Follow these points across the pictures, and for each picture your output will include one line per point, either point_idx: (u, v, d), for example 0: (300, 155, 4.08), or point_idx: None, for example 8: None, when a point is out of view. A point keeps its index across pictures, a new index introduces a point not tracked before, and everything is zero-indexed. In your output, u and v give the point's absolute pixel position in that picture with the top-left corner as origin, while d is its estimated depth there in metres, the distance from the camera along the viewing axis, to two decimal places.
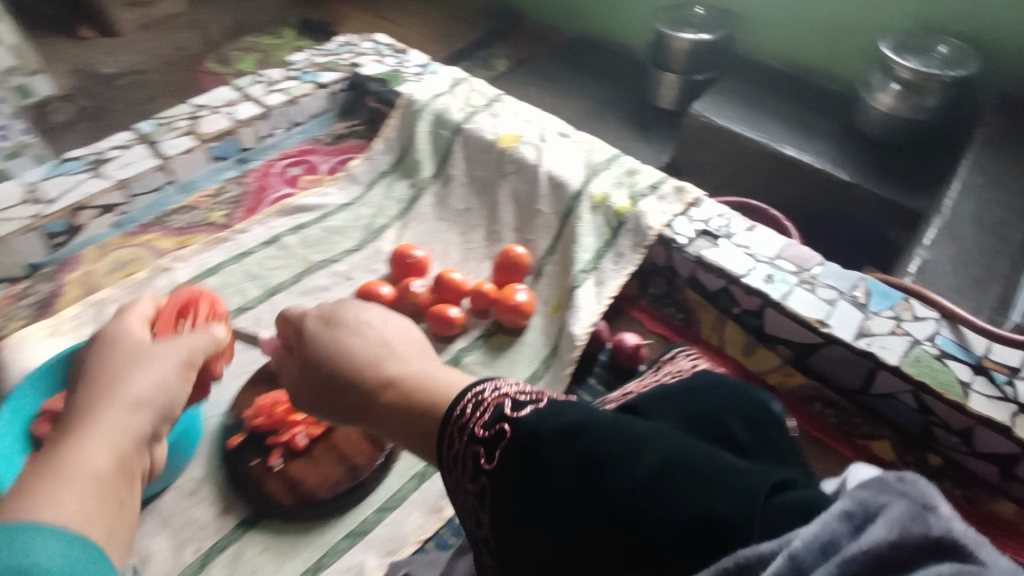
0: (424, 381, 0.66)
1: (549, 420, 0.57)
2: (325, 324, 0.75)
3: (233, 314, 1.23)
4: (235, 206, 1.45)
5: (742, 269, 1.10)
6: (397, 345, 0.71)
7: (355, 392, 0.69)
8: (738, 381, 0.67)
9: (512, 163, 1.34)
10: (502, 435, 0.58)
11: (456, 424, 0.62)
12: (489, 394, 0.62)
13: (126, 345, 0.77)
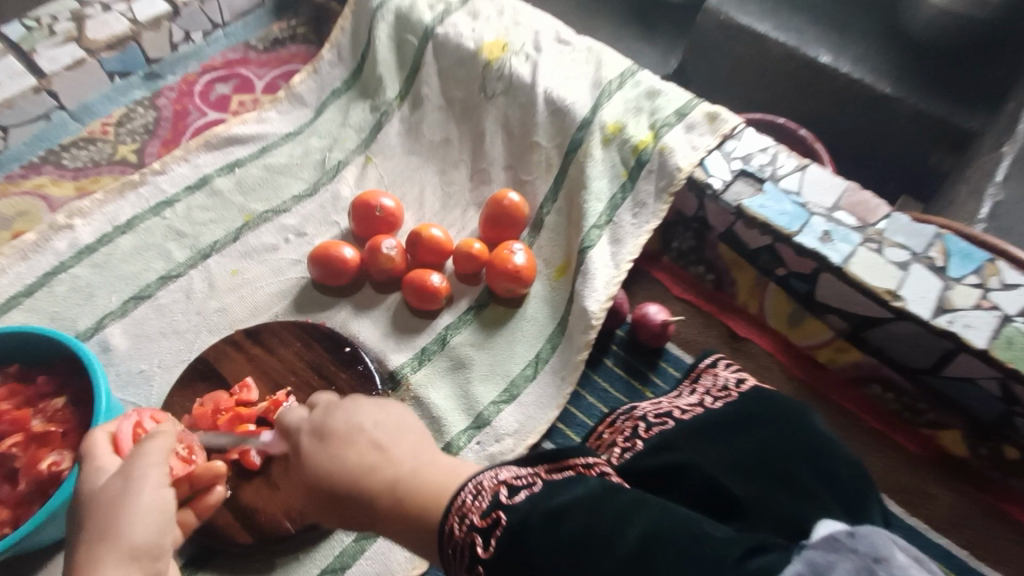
0: (429, 483, 0.57)
1: (541, 505, 0.54)
2: (318, 436, 0.62)
3: (155, 285, 0.96)
4: (148, 136, 1.12)
5: (793, 225, 0.88)
6: (390, 446, 0.59)
7: (355, 505, 0.58)
8: (777, 439, 0.64)
9: (499, 81, 1.07)
10: (496, 524, 0.53)
11: (451, 521, 0.54)
12: (487, 479, 0.57)
13: (97, 489, 0.60)
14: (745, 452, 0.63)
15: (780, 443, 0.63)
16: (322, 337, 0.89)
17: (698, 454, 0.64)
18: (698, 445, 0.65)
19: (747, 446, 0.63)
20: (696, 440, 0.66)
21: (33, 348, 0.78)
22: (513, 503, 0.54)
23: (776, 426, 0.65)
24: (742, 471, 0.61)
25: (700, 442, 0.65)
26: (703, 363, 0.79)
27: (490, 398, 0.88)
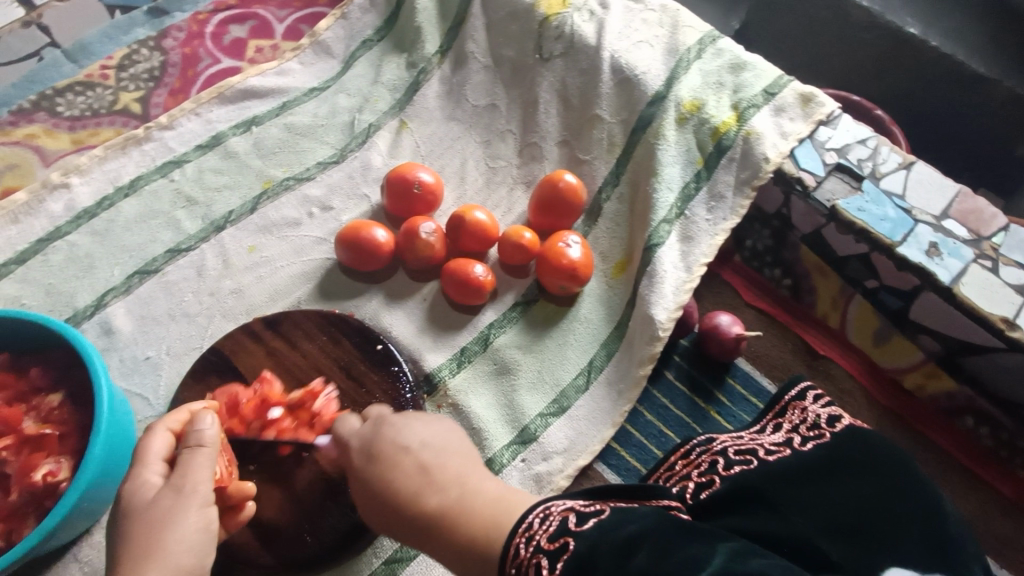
0: (479, 507, 0.49)
1: (612, 534, 0.45)
2: (369, 452, 0.56)
3: (162, 259, 0.85)
4: (154, 83, 0.98)
5: (896, 233, 0.76)
6: (443, 460, 0.53)
7: (408, 526, 0.52)
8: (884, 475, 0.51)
9: (558, 41, 0.93)
10: (565, 547, 0.44)
11: (517, 542, 0.46)
12: (556, 506, 0.48)
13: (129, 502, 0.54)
14: (843, 506, 0.49)
15: (888, 499, 0.49)
16: (352, 332, 0.78)
17: (785, 505, 0.50)
18: (784, 493, 0.50)
19: (844, 498, 0.49)
20: (780, 485, 0.51)
21: (24, 334, 0.68)
22: (580, 529, 0.46)
23: (880, 474, 0.51)
24: (843, 535, 0.48)
25: (786, 489, 0.51)
26: (786, 394, 0.61)
27: (537, 410, 0.78)
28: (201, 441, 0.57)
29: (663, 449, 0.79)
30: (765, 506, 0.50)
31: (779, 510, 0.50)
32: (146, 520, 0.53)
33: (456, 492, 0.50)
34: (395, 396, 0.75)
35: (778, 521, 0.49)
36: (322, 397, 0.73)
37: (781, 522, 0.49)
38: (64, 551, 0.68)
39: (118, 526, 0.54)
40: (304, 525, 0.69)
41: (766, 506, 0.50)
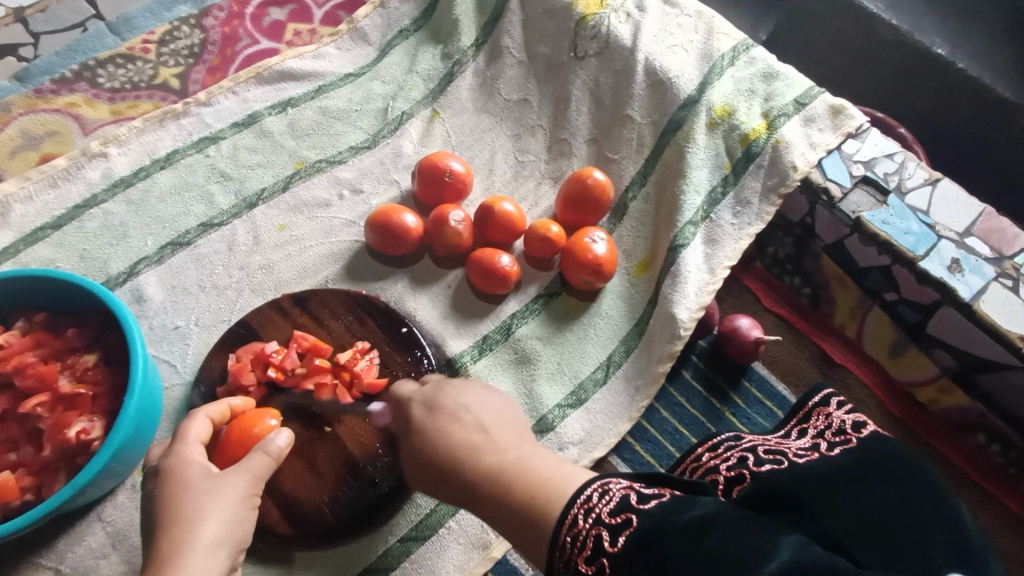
0: (538, 471, 0.52)
1: (675, 517, 0.46)
2: (431, 407, 0.60)
3: (195, 233, 0.87)
4: (193, 60, 1.00)
5: (919, 247, 0.77)
6: (495, 428, 0.57)
7: (456, 486, 0.55)
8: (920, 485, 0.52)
9: (593, 40, 0.95)
10: (627, 523, 0.46)
11: (575, 513, 0.48)
12: (615, 483, 0.50)
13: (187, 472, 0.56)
14: (873, 512, 0.50)
15: (918, 507, 0.50)
16: (377, 313, 0.80)
17: (814, 508, 0.51)
18: (813, 495, 0.51)
19: (875, 504, 0.50)
20: (810, 488, 0.52)
21: (61, 294, 0.69)
22: (643, 509, 0.47)
23: (908, 482, 0.52)
24: (873, 538, 0.48)
25: (816, 491, 0.52)
26: (811, 400, 0.63)
27: (556, 400, 0.79)
28: (271, 451, 0.59)
29: (676, 446, 0.80)
30: (795, 508, 0.52)
31: (808, 513, 0.51)
32: (203, 493, 0.54)
33: (513, 456, 0.53)
34: (417, 378, 0.76)
35: (808, 526, 0.50)
36: (364, 358, 0.76)
37: (811, 525, 0.50)
38: (89, 510, 0.69)
39: (169, 493, 0.54)
40: (323, 496, 0.70)
41: (797, 509, 0.51)
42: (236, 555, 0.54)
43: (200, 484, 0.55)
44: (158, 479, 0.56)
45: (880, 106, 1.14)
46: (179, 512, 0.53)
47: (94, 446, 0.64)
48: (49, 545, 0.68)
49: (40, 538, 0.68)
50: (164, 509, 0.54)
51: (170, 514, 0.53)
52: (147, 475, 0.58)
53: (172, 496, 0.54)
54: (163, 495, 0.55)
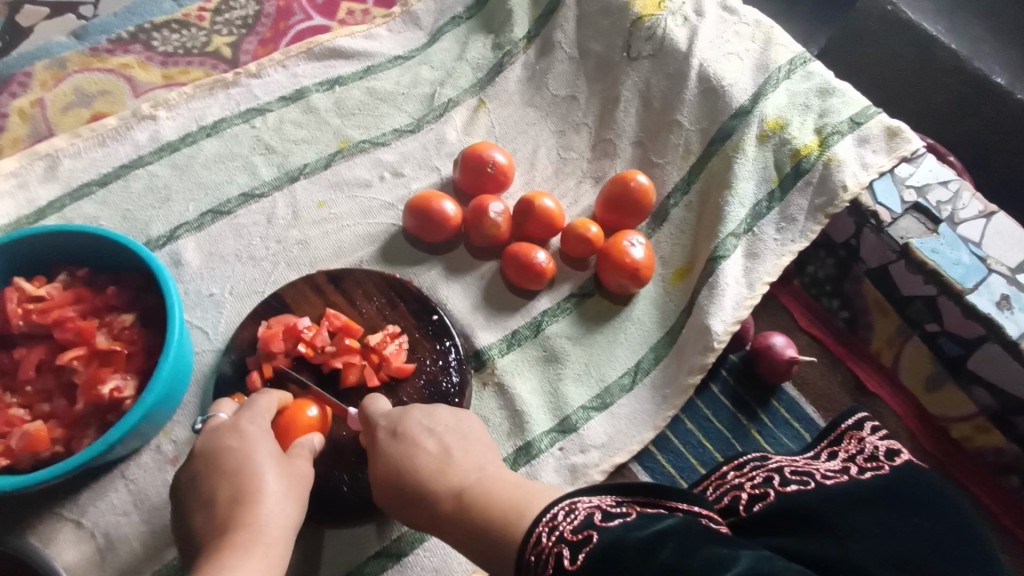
0: (497, 491, 0.53)
1: (634, 532, 0.44)
2: (396, 431, 0.62)
3: (236, 202, 0.87)
4: (246, 31, 1.00)
5: (967, 279, 0.75)
6: (458, 450, 0.59)
7: (425, 510, 0.56)
8: (945, 516, 0.50)
9: (648, 41, 0.93)
10: (588, 539, 0.44)
11: (539, 530, 0.47)
12: (583, 502, 0.48)
13: (236, 446, 0.59)
14: (900, 540, 0.48)
15: (945, 541, 0.48)
16: (409, 298, 0.79)
17: (841, 531, 0.49)
18: (842, 518, 0.50)
19: (904, 534, 0.48)
20: (838, 511, 0.51)
21: (107, 251, 0.70)
22: (607, 525, 0.45)
23: (936, 512, 0.50)
24: (900, 567, 0.46)
25: (844, 514, 0.50)
26: (843, 423, 0.63)
27: (580, 402, 0.79)
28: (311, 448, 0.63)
29: (699, 459, 0.79)
30: (819, 529, 0.50)
31: (833, 535, 0.49)
32: (280, 475, 0.58)
33: (475, 476, 0.55)
34: (445, 365, 0.76)
35: (831, 545, 0.48)
36: (394, 342, 0.76)
37: (835, 547, 0.48)
38: (113, 468, 0.70)
39: (251, 465, 0.58)
40: (343, 475, 0.70)
41: (816, 526, 0.50)
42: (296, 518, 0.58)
43: (277, 468, 0.59)
44: (240, 442, 0.59)
45: (930, 132, 1.11)
46: (259, 489, 0.56)
47: (126, 404, 0.64)
48: (73, 498, 0.69)
49: (64, 491, 0.69)
50: (244, 480, 0.57)
51: (254, 487, 0.56)
52: (222, 430, 0.61)
53: (252, 470, 0.57)
54: (241, 465, 0.58)
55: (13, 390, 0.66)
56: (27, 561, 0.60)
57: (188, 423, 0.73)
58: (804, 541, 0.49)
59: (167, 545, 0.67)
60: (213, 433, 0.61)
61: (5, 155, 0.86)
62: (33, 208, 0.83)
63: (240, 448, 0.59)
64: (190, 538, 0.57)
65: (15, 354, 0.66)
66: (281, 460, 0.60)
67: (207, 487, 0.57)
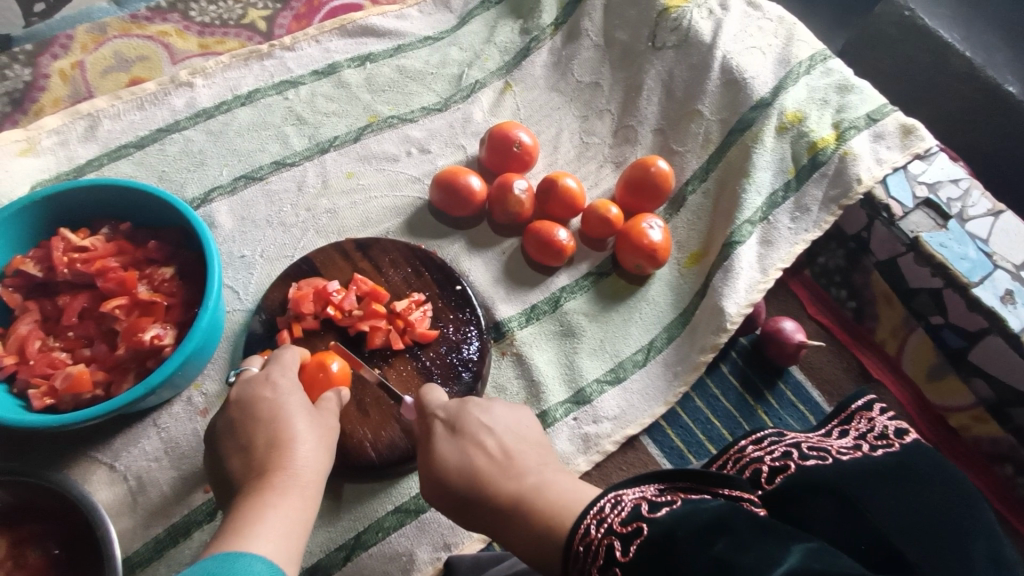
0: (557, 499, 0.53)
1: (685, 522, 0.46)
2: (453, 428, 0.62)
3: (268, 169, 0.90)
4: (281, 5, 1.03)
5: (973, 274, 0.78)
6: (515, 453, 0.59)
7: (481, 512, 0.57)
8: (942, 478, 0.54)
9: (673, 33, 0.96)
10: (638, 531, 0.47)
11: (587, 523, 0.50)
12: (628, 494, 0.50)
13: (265, 397, 0.62)
14: (917, 514, 0.51)
15: (952, 510, 0.52)
16: (434, 268, 0.82)
17: (863, 504, 0.53)
18: (862, 491, 0.53)
19: (915, 506, 0.52)
20: (859, 485, 0.53)
21: (149, 206, 0.73)
22: (653, 517, 0.47)
23: (943, 484, 0.53)
24: (918, 535, 0.50)
25: (864, 489, 0.53)
26: (853, 404, 0.65)
27: (594, 375, 0.82)
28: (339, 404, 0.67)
29: (707, 435, 0.82)
30: (842, 501, 0.53)
31: (857, 508, 0.53)
32: (310, 424, 0.61)
33: (532, 482, 0.56)
34: (467, 335, 0.79)
35: (853, 518, 0.52)
36: (419, 309, 0.78)
37: (858, 518, 0.52)
38: (145, 415, 0.73)
39: (284, 414, 0.61)
40: (366, 432, 0.73)
41: (840, 498, 0.53)
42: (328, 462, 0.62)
43: (309, 418, 0.62)
44: (272, 393, 0.62)
45: (939, 137, 1.13)
46: (294, 435, 0.59)
47: (165, 351, 0.67)
48: (107, 442, 0.72)
49: (99, 434, 0.72)
50: (278, 427, 0.60)
51: (286, 434, 0.59)
52: (254, 382, 0.64)
53: (286, 418, 0.60)
54: (274, 414, 0.61)
55: (55, 334, 0.68)
56: (66, 494, 0.63)
57: (218, 377, 0.76)
58: (832, 517, 0.53)
59: (196, 490, 0.70)
60: (247, 384, 0.63)
61: (46, 114, 0.89)
62: (72, 165, 0.86)
63: (272, 399, 0.62)
64: (227, 481, 0.60)
65: (59, 300, 0.69)
66: (310, 410, 0.63)
67: (243, 433, 0.60)
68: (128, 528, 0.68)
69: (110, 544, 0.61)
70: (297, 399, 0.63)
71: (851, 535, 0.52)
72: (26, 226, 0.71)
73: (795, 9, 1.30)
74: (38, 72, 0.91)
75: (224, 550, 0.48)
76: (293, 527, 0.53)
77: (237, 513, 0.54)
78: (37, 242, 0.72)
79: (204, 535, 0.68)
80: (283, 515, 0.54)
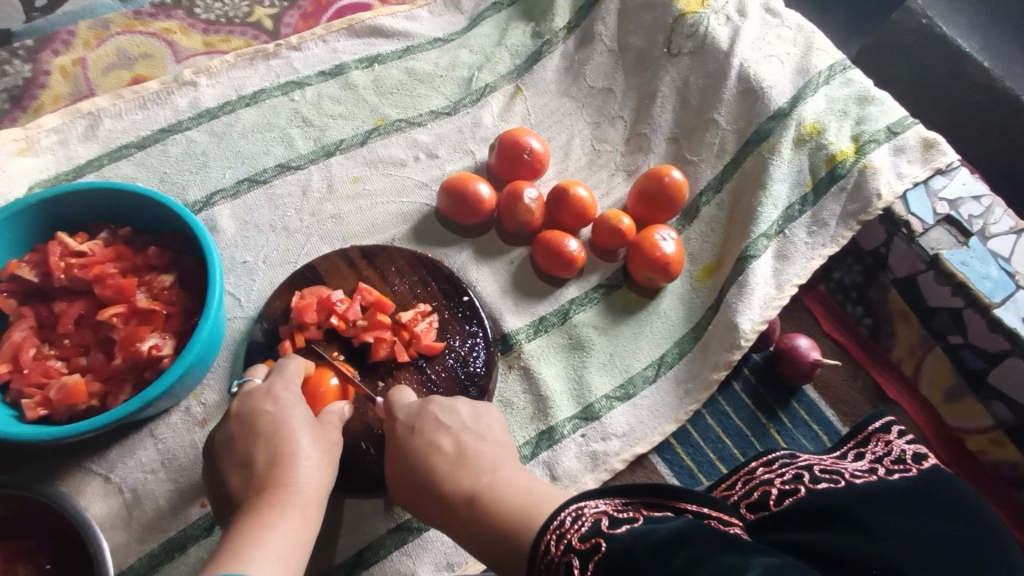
0: (508, 498, 0.53)
1: (643, 538, 0.44)
2: (413, 426, 0.63)
3: (272, 172, 0.88)
4: (289, 4, 1.00)
5: (996, 294, 0.76)
6: (472, 451, 0.59)
7: (435, 506, 0.58)
8: (965, 506, 0.52)
9: (689, 39, 0.94)
10: (597, 548, 0.44)
11: (547, 538, 0.48)
12: (590, 507, 0.48)
13: (263, 411, 0.60)
14: (935, 544, 0.48)
15: (976, 541, 0.49)
16: (441, 278, 0.80)
17: (874, 529, 0.50)
18: (874, 515, 0.51)
19: (933, 535, 0.49)
20: (870, 510, 0.51)
21: (149, 210, 0.71)
22: (614, 533, 0.45)
23: (966, 514, 0.51)
24: (931, 568, 0.46)
25: (876, 513, 0.51)
26: (869, 426, 0.63)
27: (604, 391, 0.80)
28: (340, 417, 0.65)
29: (718, 455, 0.80)
30: (838, 524, 0.51)
31: (869, 534, 0.49)
32: (313, 440, 0.60)
33: (488, 479, 0.56)
34: (473, 347, 0.77)
35: (863, 542, 0.49)
36: (425, 320, 0.76)
37: (869, 546, 0.49)
38: (143, 425, 0.71)
39: (286, 430, 0.59)
40: (370, 447, 0.71)
41: (853, 526, 0.51)
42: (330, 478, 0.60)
43: (312, 433, 0.60)
44: (274, 406, 0.61)
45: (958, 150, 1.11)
46: (296, 451, 0.58)
47: (164, 362, 0.65)
48: (102, 452, 0.70)
49: (94, 445, 0.70)
50: (280, 443, 0.58)
51: (290, 450, 0.58)
52: (255, 395, 0.62)
53: (288, 433, 0.59)
54: (275, 429, 0.59)
55: (51, 342, 0.67)
56: (58, 508, 0.61)
57: (218, 386, 0.74)
58: (826, 540, 0.51)
59: (193, 505, 0.68)
60: (246, 399, 0.62)
61: (46, 112, 0.87)
62: (71, 165, 0.84)
63: (274, 413, 0.60)
64: (227, 497, 0.58)
65: (55, 307, 0.66)
66: (313, 424, 0.61)
67: (244, 449, 0.59)
68: (123, 543, 0.66)
69: (104, 561, 0.59)
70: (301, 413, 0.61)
71: (821, 551, 0.50)
72: (21, 229, 0.69)
73: (812, 15, 1.27)
74: (39, 69, 0.89)
75: (221, 571, 0.46)
76: (294, 546, 0.52)
77: (234, 534, 0.52)
78: (33, 245, 0.70)
79: (201, 551, 0.66)
80: (285, 535, 0.52)
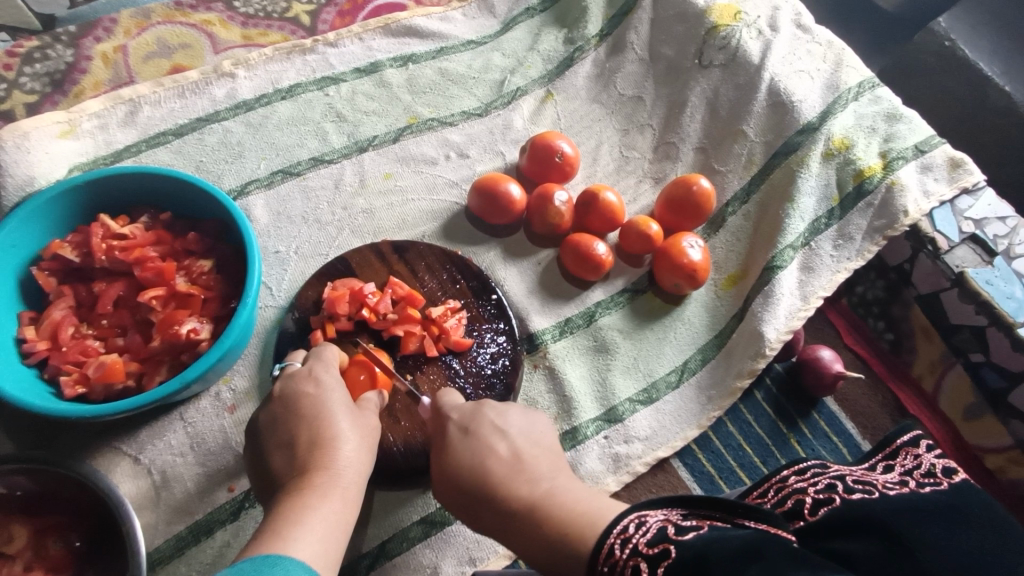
0: (570, 508, 0.53)
1: (716, 546, 0.43)
2: (467, 428, 0.62)
3: (306, 165, 0.89)
4: (326, 1, 1.02)
5: (1019, 314, 0.77)
6: (528, 459, 0.59)
7: (491, 513, 0.57)
8: (998, 523, 0.50)
9: (721, 51, 0.95)
10: (666, 553, 0.44)
11: (611, 542, 0.48)
12: (652, 515, 0.49)
13: (306, 395, 0.61)
14: (971, 564, 0.46)
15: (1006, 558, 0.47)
16: (470, 276, 0.81)
17: (912, 541, 0.48)
18: (910, 528, 0.48)
19: (972, 552, 0.47)
20: (907, 521, 0.49)
21: (190, 197, 0.72)
22: (683, 539, 0.45)
23: (999, 532, 0.49)
24: None
25: (913, 527, 0.48)
26: (898, 438, 0.61)
27: (627, 394, 0.80)
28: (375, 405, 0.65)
29: (738, 462, 0.80)
30: (894, 542, 0.48)
31: (906, 548, 0.47)
32: (352, 424, 0.61)
33: (545, 489, 0.56)
34: (502, 345, 0.78)
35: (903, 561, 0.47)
36: (454, 316, 0.77)
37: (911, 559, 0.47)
38: (173, 408, 0.72)
39: (326, 413, 0.60)
40: (396, 438, 0.71)
41: (893, 539, 0.48)
42: (371, 462, 0.61)
43: (351, 417, 0.61)
44: (315, 389, 0.62)
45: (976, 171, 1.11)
46: (336, 434, 0.59)
47: (200, 346, 0.66)
48: (132, 433, 0.70)
49: (124, 425, 0.71)
50: (320, 424, 0.59)
51: (329, 432, 0.59)
52: (298, 377, 0.63)
53: (327, 416, 0.60)
54: (317, 411, 0.60)
55: (89, 322, 0.68)
56: (91, 485, 0.61)
57: (249, 373, 0.75)
58: (883, 555, 0.48)
59: (221, 489, 0.69)
60: (289, 379, 0.63)
61: (86, 97, 0.88)
62: (110, 150, 0.85)
63: (316, 395, 0.61)
64: (268, 480, 0.59)
65: (95, 288, 0.68)
66: (353, 409, 0.62)
67: (286, 429, 0.60)
68: (150, 524, 0.67)
69: (134, 540, 0.60)
70: (343, 397, 0.62)
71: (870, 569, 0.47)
72: (64, 209, 0.70)
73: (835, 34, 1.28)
74: (81, 54, 0.91)
75: (263, 553, 0.47)
76: (332, 529, 0.52)
77: (277, 512, 0.53)
78: (74, 226, 0.71)
79: (228, 535, 0.67)
80: (323, 519, 0.52)
